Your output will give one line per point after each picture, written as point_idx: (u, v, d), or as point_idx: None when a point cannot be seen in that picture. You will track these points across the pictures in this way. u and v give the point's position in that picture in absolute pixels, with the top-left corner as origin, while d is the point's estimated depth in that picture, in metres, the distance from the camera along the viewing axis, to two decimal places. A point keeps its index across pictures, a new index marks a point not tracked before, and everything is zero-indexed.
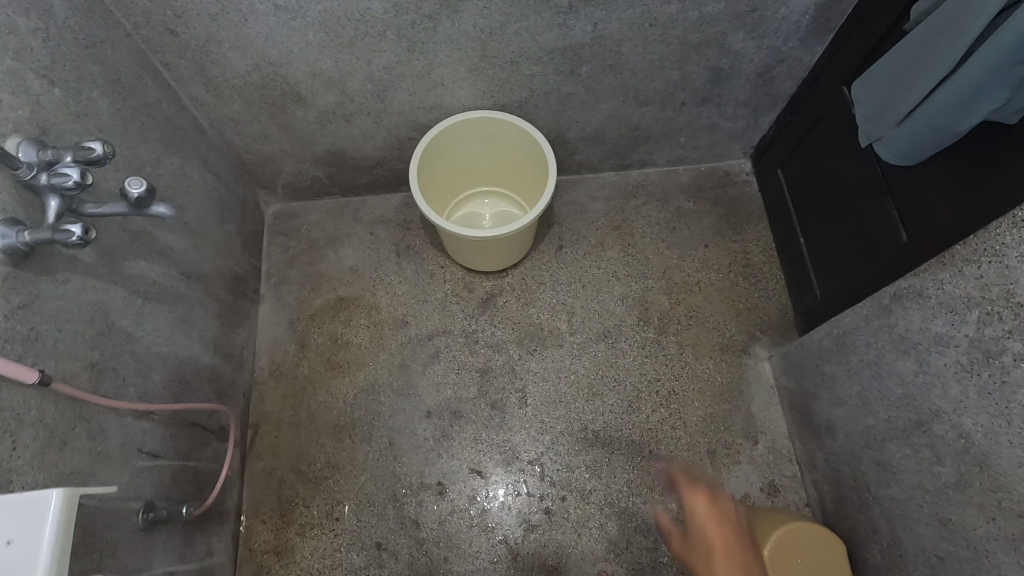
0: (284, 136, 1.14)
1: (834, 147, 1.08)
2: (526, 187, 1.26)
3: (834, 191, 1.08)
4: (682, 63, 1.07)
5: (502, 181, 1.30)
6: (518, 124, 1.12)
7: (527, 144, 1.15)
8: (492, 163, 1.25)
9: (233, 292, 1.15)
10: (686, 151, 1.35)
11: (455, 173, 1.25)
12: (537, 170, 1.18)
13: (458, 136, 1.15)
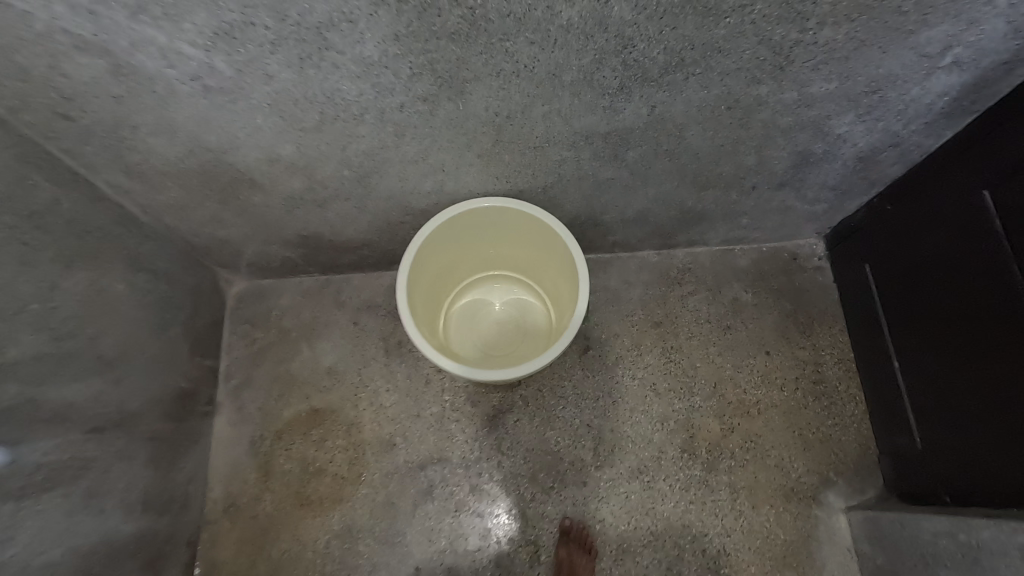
0: (241, 220, 0.89)
1: (956, 266, 0.80)
2: (548, 278, 1.01)
3: (951, 324, 0.82)
4: (761, 149, 0.80)
5: (518, 266, 1.05)
6: (539, 215, 0.86)
7: (550, 237, 0.90)
8: (505, 248, 0.99)
9: (175, 415, 0.92)
10: (747, 232, 1.08)
11: (461, 259, 1.00)
12: (562, 266, 0.93)
13: (463, 223, 0.90)
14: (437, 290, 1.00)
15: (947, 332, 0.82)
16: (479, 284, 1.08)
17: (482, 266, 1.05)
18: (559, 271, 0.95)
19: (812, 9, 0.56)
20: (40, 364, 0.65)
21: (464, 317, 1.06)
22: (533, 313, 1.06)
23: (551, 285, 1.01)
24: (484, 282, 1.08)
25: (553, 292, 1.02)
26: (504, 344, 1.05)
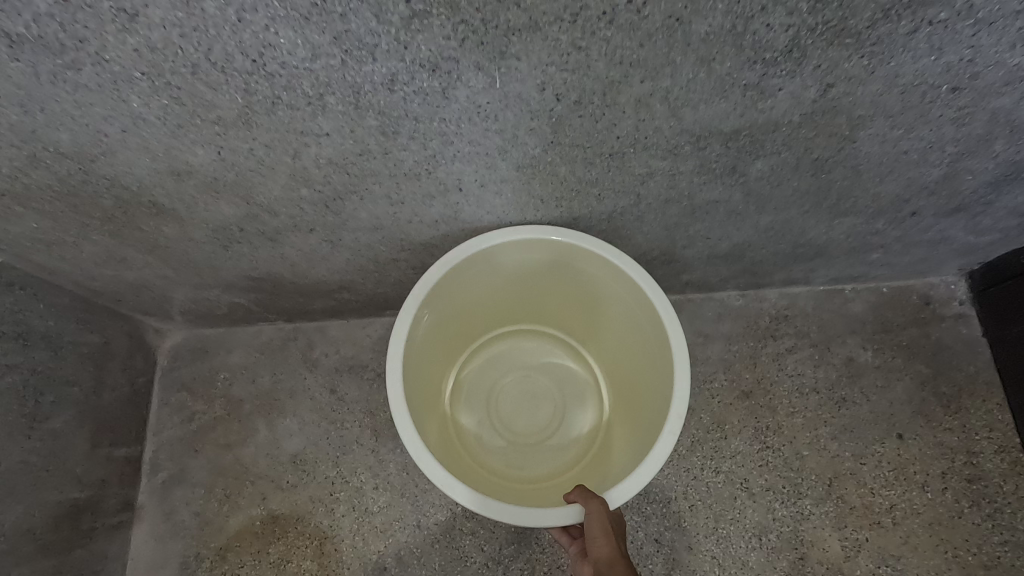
0: (154, 259, 0.60)
1: None
2: (608, 340, 0.68)
3: None
4: (961, 158, 0.51)
5: (564, 320, 0.71)
6: (606, 252, 0.56)
7: (621, 280, 0.58)
8: (547, 294, 0.67)
9: (61, 544, 0.63)
10: (870, 269, 0.79)
11: (479, 310, 0.67)
12: (637, 327, 0.60)
13: (488, 258, 0.59)
14: (443, 354, 0.67)
15: None
16: (504, 344, 0.74)
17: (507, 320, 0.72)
18: (632, 334, 0.62)
19: None
20: None
21: (478, 395, 0.72)
22: (583, 390, 0.72)
23: (612, 350, 0.68)
24: (511, 342, 0.74)
25: (614, 361, 0.68)
26: (540, 438, 0.70)
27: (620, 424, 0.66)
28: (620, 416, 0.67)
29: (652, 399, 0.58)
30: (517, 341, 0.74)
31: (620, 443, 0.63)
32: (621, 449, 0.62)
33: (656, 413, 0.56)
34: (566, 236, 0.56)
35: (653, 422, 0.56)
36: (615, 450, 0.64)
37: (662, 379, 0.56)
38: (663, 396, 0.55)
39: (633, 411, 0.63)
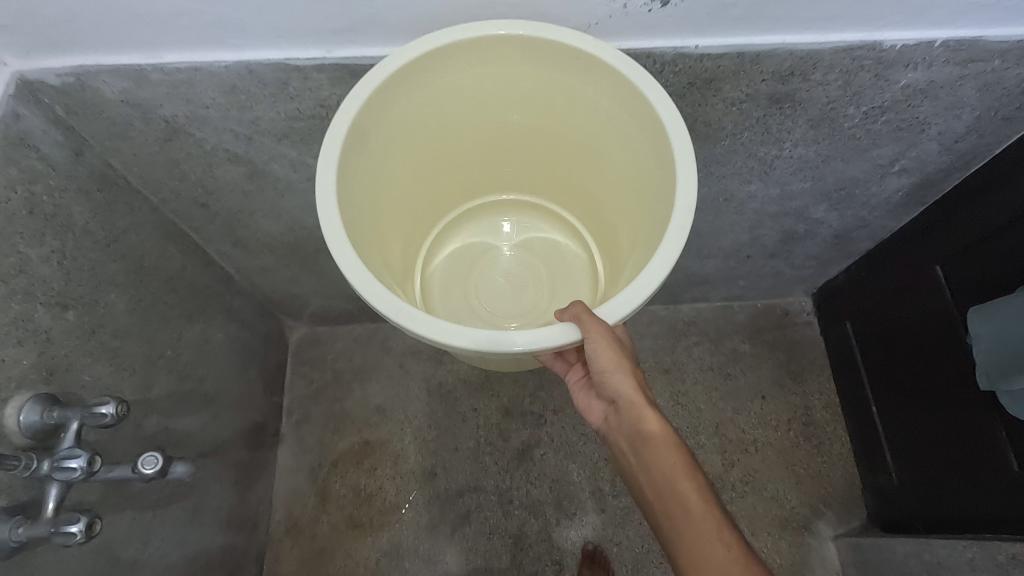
0: (315, 280, 1.05)
1: (905, 331, 0.99)
2: (567, 181, 0.82)
3: (904, 375, 1.00)
4: (754, 229, 0.97)
5: (515, 180, 0.86)
6: (540, 32, 0.58)
7: (584, 95, 0.65)
8: (499, 151, 0.80)
9: (251, 446, 1.07)
10: (744, 291, 1.24)
11: (428, 163, 0.76)
12: (596, 150, 0.73)
13: (427, 82, 0.63)
14: (413, 229, 0.82)
15: (903, 379, 1.01)
16: (469, 224, 0.90)
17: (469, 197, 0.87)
18: (587, 163, 0.76)
19: (789, 134, 0.73)
20: (170, 400, 0.81)
21: (456, 278, 0.87)
22: (556, 240, 0.89)
23: (567, 190, 0.84)
24: (470, 222, 0.90)
25: (579, 193, 0.82)
26: (532, 290, 0.86)
27: (612, 242, 0.80)
28: (611, 242, 0.80)
29: (653, 199, 0.64)
30: (476, 219, 0.90)
31: (617, 262, 0.77)
32: (625, 272, 0.71)
33: (654, 213, 0.64)
34: (499, 32, 0.59)
35: (659, 224, 0.61)
36: (614, 271, 0.78)
37: (664, 190, 0.61)
38: (659, 198, 0.62)
39: (626, 228, 0.74)
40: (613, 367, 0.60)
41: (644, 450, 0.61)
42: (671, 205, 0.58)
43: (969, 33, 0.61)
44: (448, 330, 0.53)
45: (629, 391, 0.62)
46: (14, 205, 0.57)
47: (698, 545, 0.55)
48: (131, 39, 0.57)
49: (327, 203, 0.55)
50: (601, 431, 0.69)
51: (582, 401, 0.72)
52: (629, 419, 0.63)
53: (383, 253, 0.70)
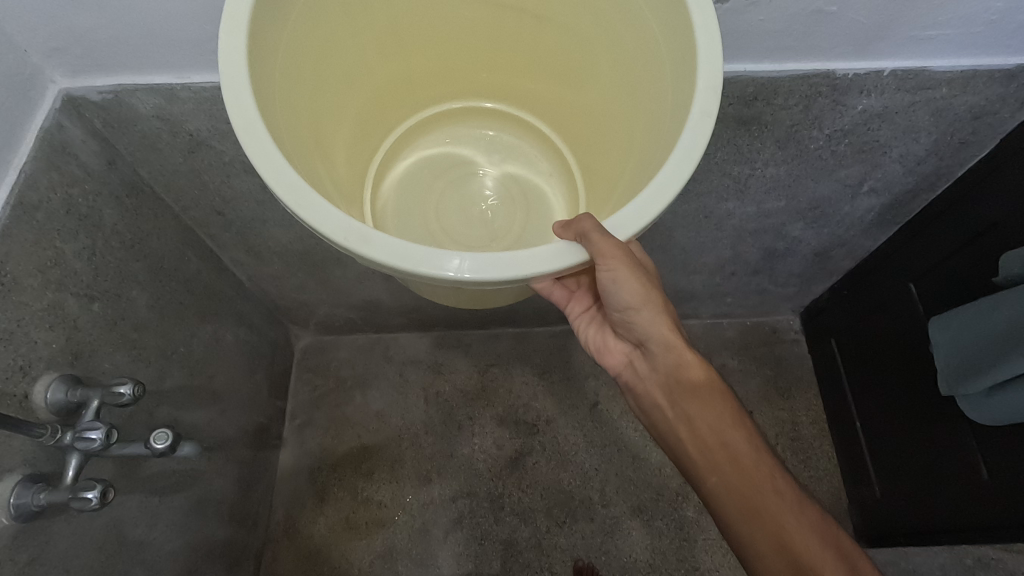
0: (321, 288, 1.11)
1: (882, 344, 1.04)
2: (540, 79, 0.69)
3: (882, 387, 1.04)
4: (735, 245, 1.02)
5: (475, 77, 0.72)
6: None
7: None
8: (457, 35, 0.66)
9: (255, 446, 1.12)
10: (733, 308, 1.28)
11: (373, 49, 0.62)
12: (576, 36, 0.61)
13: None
14: (360, 135, 0.68)
15: (881, 391, 1.05)
16: (433, 135, 0.77)
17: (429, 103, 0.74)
18: (564, 52, 0.64)
19: (759, 155, 0.79)
20: (181, 394, 0.88)
21: (414, 197, 0.73)
22: (527, 152, 0.76)
23: (540, 89, 0.71)
24: (425, 132, 0.76)
25: (552, 95, 0.70)
26: (503, 211, 0.73)
27: (595, 152, 0.68)
28: (591, 153, 0.69)
29: (658, 82, 0.54)
30: (431, 127, 0.76)
31: (607, 171, 0.65)
32: (621, 181, 0.60)
33: (667, 97, 0.52)
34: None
35: (675, 113, 0.50)
36: (602, 183, 0.66)
37: (679, 75, 0.50)
38: (673, 83, 0.51)
39: (615, 130, 0.62)
40: (643, 303, 0.57)
41: (687, 400, 0.62)
42: (691, 86, 0.48)
43: (913, 64, 0.67)
44: (408, 254, 0.42)
45: (664, 333, 0.59)
46: (54, 205, 0.64)
47: (756, 492, 0.57)
48: (163, 62, 0.64)
49: (236, 78, 0.43)
50: (622, 377, 0.68)
51: (595, 341, 0.69)
52: (662, 364, 0.62)
53: (323, 154, 0.58)
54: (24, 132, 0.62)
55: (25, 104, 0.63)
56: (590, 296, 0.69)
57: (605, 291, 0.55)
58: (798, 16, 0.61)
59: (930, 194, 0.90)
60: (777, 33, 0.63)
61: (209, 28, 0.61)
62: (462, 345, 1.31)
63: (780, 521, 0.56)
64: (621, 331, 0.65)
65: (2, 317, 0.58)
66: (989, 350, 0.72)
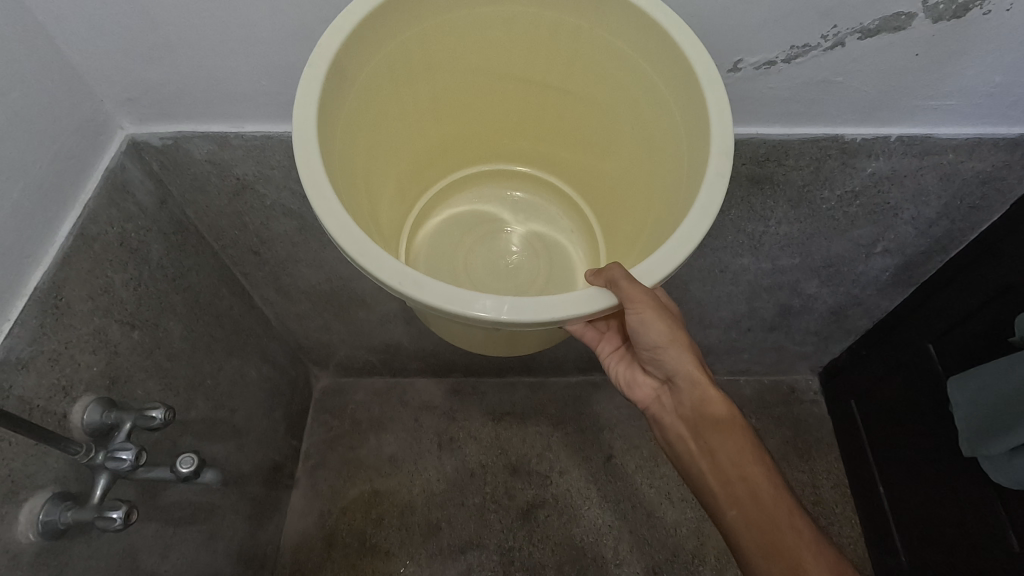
0: (344, 329, 1.14)
1: (901, 405, 1.03)
2: (567, 146, 0.74)
3: (906, 449, 1.02)
4: (750, 301, 1.04)
5: (507, 142, 0.77)
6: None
7: (602, 44, 0.59)
8: (492, 106, 0.71)
9: (268, 484, 1.13)
10: (750, 365, 1.28)
11: (417, 117, 0.67)
12: (603, 108, 0.66)
13: (418, 16, 0.56)
14: (399, 192, 0.72)
15: (904, 453, 1.03)
16: (464, 195, 0.81)
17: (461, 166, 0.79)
18: (591, 122, 0.69)
19: (772, 213, 0.82)
20: (203, 425, 0.91)
21: (445, 252, 0.76)
22: (551, 211, 0.81)
23: (565, 155, 0.76)
24: (455, 192, 0.80)
25: (577, 162, 0.75)
26: (528, 265, 0.77)
27: (615, 212, 0.72)
28: (612, 213, 0.73)
29: (677, 150, 0.58)
30: (462, 186, 0.81)
31: (628, 229, 0.69)
32: (644, 235, 0.63)
33: (685, 162, 0.56)
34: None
35: (692, 175, 0.54)
36: (624, 238, 0.69)
37: (696, 144, 0.54)
38: (690, 149, 0.55)
39: (639, 192, 0.66)
40: (669, 341, 0.58)
41: (712, 436, 0.61)
42: (706, 148, 0.51)
43: (918, 131, 0.71)
44: (454, 296, 0.45)
45: (690, 370, 0.59)
46: (110, 237, 0.69)
47: (776, 530, 0.57)
48: (222, 112, 0.71)
49: (304, 143, 0.47)
50: (649, 410, 0.66)
51: (623, 376, 0.68)
52: (688, 400, 0.61)
53: (370, 210, 0.62)
54: (93, 169, 0.69)
55: (95, 146, 0.69)
56: (619, 335, 0.68)
57: (631, 330, 0.56)
58: (807, 84, 0.66)
59: (943, 256, 0.91)
60: (787, 99, 0.67)
61: (266, 84, 0.67)
62: (477, 393, 1.32)
63: (798, 559, 0.56)
64: (649, 367, 0.64)
65: (53, 338, 0.62)
66: (1010, 410, 0.72)
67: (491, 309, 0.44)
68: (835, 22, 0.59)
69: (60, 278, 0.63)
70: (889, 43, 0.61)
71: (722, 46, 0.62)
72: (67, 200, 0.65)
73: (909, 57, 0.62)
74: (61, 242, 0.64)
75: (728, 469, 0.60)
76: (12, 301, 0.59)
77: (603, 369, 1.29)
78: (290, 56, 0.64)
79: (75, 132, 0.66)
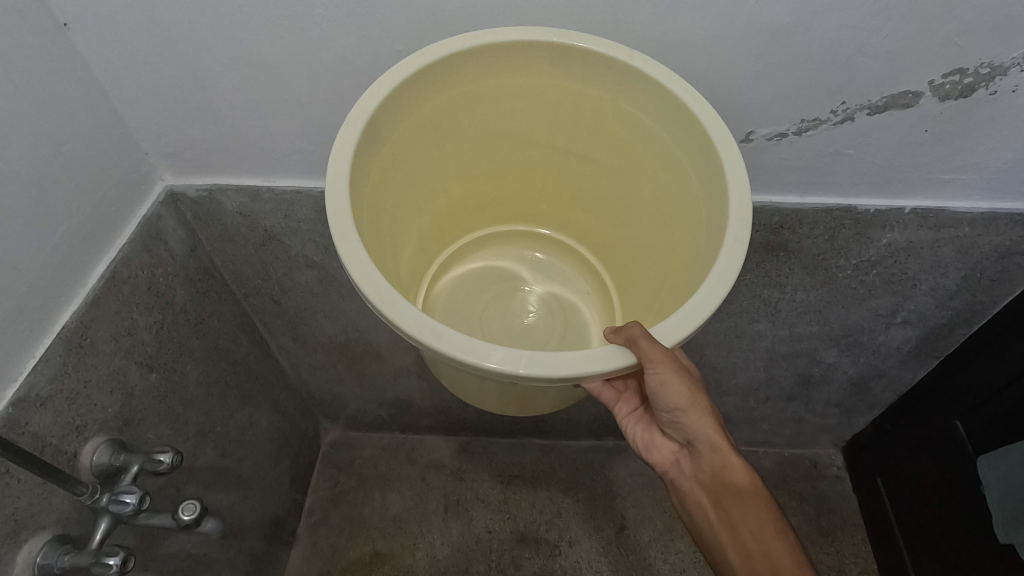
0: (356, 382, 1.14)
1: (933, 487, 0.98)
2: (585, 210, 0.76)
3: (942, 534, 0.96)
4: (768, 368, 1.02)
5: (528, 205, 0.79)
6: (572, 43, 0.57)
7: (623, 115, 0.62)
8: (514, 170, 0.74)
9: (268, 540, 1.09)
10: (769, 436, 1.23)
11: (443, 177, 0.70)
12: (621, 175, 0.69)
13: (451, 84, 0.60)
14: (421, 247, 0.74)
15: (941, 538, 0.97)
16: (484, 255, 0.83)
17: (481, 226, 0.81)
18: (610, 188, 0.71)
19: (787, 279, 0.82)
20: (209, 473, 0.90)
21: (463, 308, 0.77)
22: (567, 273, 0.82)
23: (585, 220, 0.77)
24: (475, 251, 0.82)
25: (595, 226, 0.77)
26: (543, 324, 0.77)
27: (633, 275, 0.73)
28: (629, 276, 0.74)
29: (695, 215, 0.59)
30: (482, 244, 0.82)
31: (646, 292, 0.69)
32: (662, 298, 0.64)
33: (704, 228, 0.57)
34: (537, 35, 0.57)
35: (711, 240, 0.54)
36: (641, 301, 0.70)
37: (714, 209, 0.55)
38: (708, 216, 0.56)
39: (656, 256, 0.67)
40: (689, 404, 0.57)
41: (732, 506, 0.58)
42: (724, 215, 0.53)
43: (933, 204, 0.72)
44: (472, 348, 0.45)
45: (711, 434, 0.58)
46: (139, 281, 0.72)
47: None
48: (256, 167, 0.75)
49: (337, 196, 0.50)
50: (668, 475, 0.63)
51: (640, 439, 0.66)
52: (708, 466, 0.59)
53: (393, 262, 0.64)
54: (131, 216, 0.72)
55: (136, 195, 0.73)
56: (637, 397, 0.67)
57: (649, 392, 0.56)
58: (818, 156, 0.68)
59: (966, 330, 0.90)
60: (799, 170, 0.69)
61: (300, 142, 0.71)
62: (486, 453, 1.29)
63: None
64: (668, 429, 0.62)
65: (73, 377, 0.63)
66: None
67: (507, 363, 0.44)
68: (844, 98, 0.62)
69: (87, 318, 0.65)
70: (897, 119, 0.63)
71: (737, 119, 0.65)
72: (103, 244, 0.68)
73: (919, 133, 0.64)
74: (93, 283, 0.66)
75: (748, 543, 0.58)
76: (40, 337, 0.60)
77: (616, 434, 1.26)
78: (325, 117, 0.68)
79: (119, 181, 0.70)
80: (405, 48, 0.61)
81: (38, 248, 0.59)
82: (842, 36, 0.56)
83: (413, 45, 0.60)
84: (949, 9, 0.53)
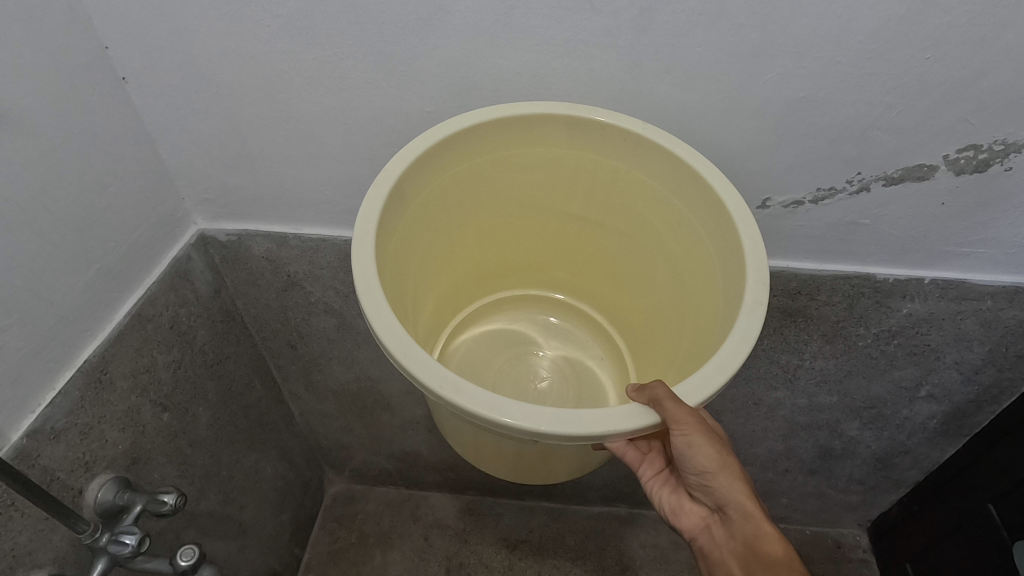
0: (365, 433, 1.12)
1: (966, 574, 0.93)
2: (599, 275, 0.78)
3: None
4: (787, 439, 0.99)
5: (542, 270, 0.81)
6: (590, 117, 0.60)
7: (639, 184, 0.64)
8: (530, 235, 0.76)
9: None
10: (789, 511, 1.18)
11: (462, 240, 0.72)
12: (637, 241, 0.70)
13: (474, 153, 0.63)
14: (439, 308, 0.75)
15: None
16: (498, 319, 0.83)
17: (495, 291, 0.82)
18: (623, 253, 0.72)
19: (806, 346, 0.81)
20: (209, 519, 0.88)
21: (476, 371, 0.77)
22: (580, 337, 0.82)
23: (599, 285, 0.78)
24: (489, 316, 0.83)
25: (610, 291, 0.78)
26: (557, 388, 0.76)
27: (649, 340, 0.73)
28: (644, 340, 0.74)
29: (711, 283, 0.59)
30: (496, 308, 0.83)
31: (663, 356, 0.69)
32: (682, 361, 0.63)
33: (720, 293, 0.57)
34: (556, 109, 0.60)
35: (728, 304, 0.54)
36: (660, 364, 0.69)
37: (731, 274, 0.55)
38: (724, 282, 0.57)
39: (673, 320, 0.67)
40: (718, 468, 0.55)
41: None
42: (742, 279, 0.53)
43: (953, 275, 0.71)
44: (492, 402, 0.45)
45: (741, 500, 0.55)
46: (163, 319, 0.74)
47: None
48: (285, 215, 0.78)
49: (363, 254, 0.51)
50: (696, 542, 0.61)
51: (668, 502, 0.64)
52: (740, 534, 0.56)
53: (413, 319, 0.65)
54: (162, 256, 0.75)
55: (169, 237, 0.76)
56: (663, 459, 0.66)
57: (677, 455, 0.55)
58: (835, 224, 0.68)
59: (994, 407, 0.86)
60: (816, 237, 0.70)
61: (330, 193, 0.74)
62: (493, 515, 1.25)
63: None
64: (697, 493, 0.60)
65: (88, 412, 0.63)
66: None
67: (526, 419, 0.44)
68: (860, 169, 0.63)
69: (109, 353, 0.66)
70: (912, 191, 0.64)
71: (754, 187, 0.66)
72: (132, 282, 0.70)
73: (935, 205, 0.65)
74: (119, 319, 0.68)
75: None
76: (63, 370, 0.61)
77: (628, 501, 1.22)
78: (355, 170, 0.71)
79: (154, 224, 0.73)
80: (435, 109, 0.64)
81: (72, 282, 0.62)
82: (855, 110, 0.58)
83: (443, 107, 0.64)
84: (961, 88, 0.55)
